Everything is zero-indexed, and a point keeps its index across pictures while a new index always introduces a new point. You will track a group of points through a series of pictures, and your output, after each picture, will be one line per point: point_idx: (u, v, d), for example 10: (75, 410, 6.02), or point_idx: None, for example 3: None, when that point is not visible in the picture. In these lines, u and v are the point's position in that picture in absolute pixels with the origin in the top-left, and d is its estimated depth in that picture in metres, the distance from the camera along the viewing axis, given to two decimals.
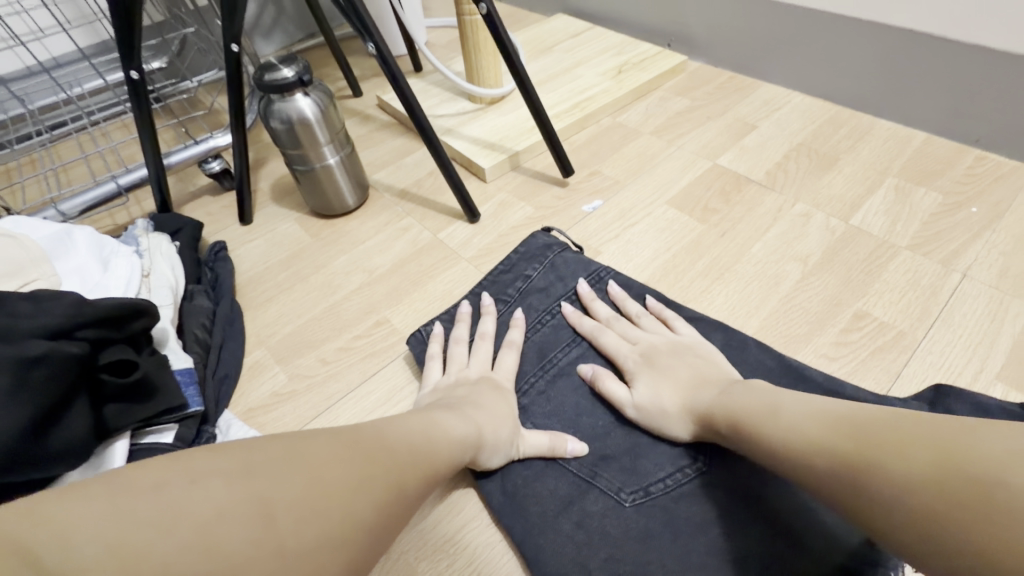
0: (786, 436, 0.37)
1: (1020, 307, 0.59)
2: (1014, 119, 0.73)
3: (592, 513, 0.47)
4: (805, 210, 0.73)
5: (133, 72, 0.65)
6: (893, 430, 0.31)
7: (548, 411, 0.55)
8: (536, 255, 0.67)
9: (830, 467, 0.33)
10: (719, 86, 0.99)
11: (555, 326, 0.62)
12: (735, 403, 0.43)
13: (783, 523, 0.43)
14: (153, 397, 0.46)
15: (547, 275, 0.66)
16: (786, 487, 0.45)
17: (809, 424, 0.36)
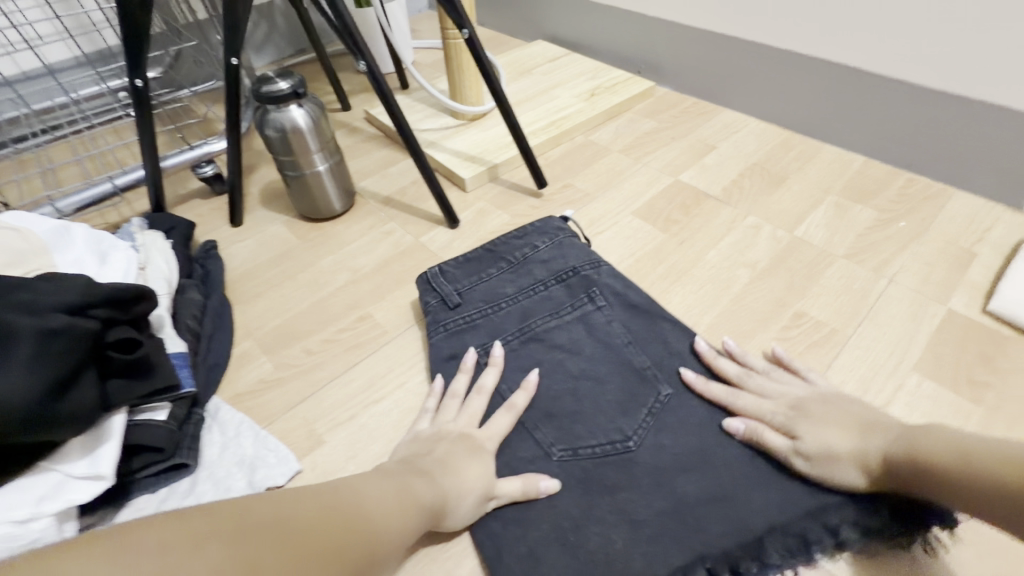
0: (994, 487, 0.35)
1: (937, 309, 0.67)
2: (937, 146, 0.83)
3: (521, 458, 0.53)
4: (756, 222, 0.81)
5: (138, 81, 0.70)
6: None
7: (515, 366, 0.61)
8: (548, 233, 0.72)
9: (1013, 496, 0.34)
10: (683, 110, 1.07)
11: (543, 297, 0.65)
12: (913, 446, 0.42)
13: (688, 511, 0.47)
14: (151, 376, 0.50)
15: (552, 250, 0.70)
16: (702, 476, 0.49)
17: (987, 458, 0.36)
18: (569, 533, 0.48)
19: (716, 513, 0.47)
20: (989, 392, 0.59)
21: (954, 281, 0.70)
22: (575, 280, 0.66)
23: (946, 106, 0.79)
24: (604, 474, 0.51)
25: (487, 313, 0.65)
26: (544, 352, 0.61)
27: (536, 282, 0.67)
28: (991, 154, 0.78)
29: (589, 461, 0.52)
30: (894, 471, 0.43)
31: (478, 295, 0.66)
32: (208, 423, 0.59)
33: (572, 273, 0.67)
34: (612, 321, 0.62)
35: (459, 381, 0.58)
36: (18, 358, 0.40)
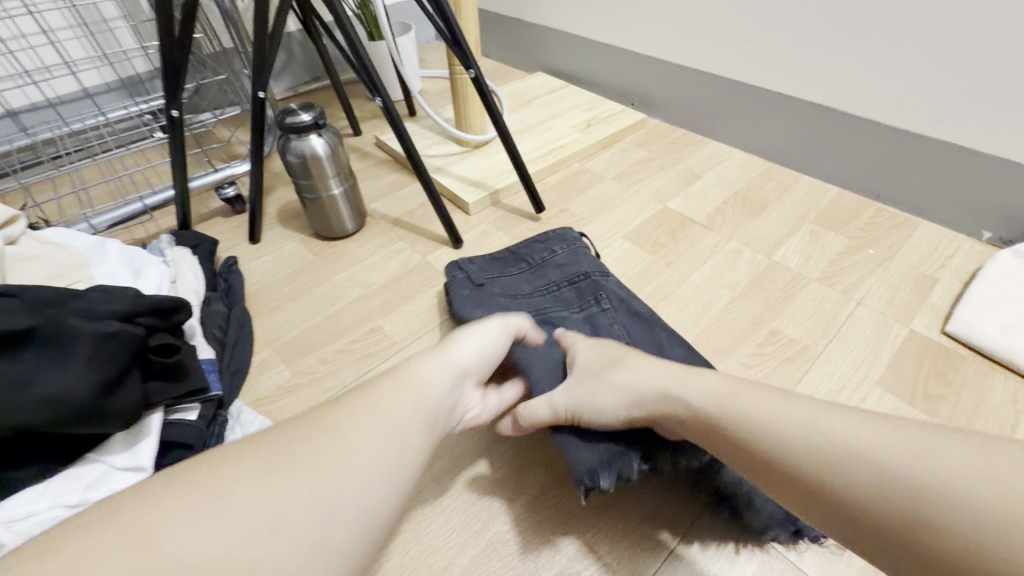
0: (799, 453, 0.37)
1: (900, 329, 0.73)
2: (905, 179, 0.90)
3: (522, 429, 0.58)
4: (737, 247, 0.88)
5: (174, 111, 0.77)
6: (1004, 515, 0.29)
7: None
8: (566, 241, 0.80)
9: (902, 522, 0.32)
10: (672, 141, 1.15)
11: (555, 297, 0.73)
12: (737, 394, 0.43)
13: None
14: (184, 379, 0.56)
15: (566, 257, 0.77)
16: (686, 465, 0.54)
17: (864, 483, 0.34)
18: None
19: None
20: (943, 405, 0.64)
21: (916, 304, 0.77)
22: (584, 284, 0.73)
23: (910, 143, 0.87)
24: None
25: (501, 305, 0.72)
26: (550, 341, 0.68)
27: (551, 282, 0.74)
28: (952, 188, 0.85)
29: None
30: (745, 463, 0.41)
31: (497, 289, 0.75)
32: (230, 424, 0.64)
33: (583, 278, 0.74)
34: (614, 320, 0.68)
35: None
36: (79, 357, 0.46)
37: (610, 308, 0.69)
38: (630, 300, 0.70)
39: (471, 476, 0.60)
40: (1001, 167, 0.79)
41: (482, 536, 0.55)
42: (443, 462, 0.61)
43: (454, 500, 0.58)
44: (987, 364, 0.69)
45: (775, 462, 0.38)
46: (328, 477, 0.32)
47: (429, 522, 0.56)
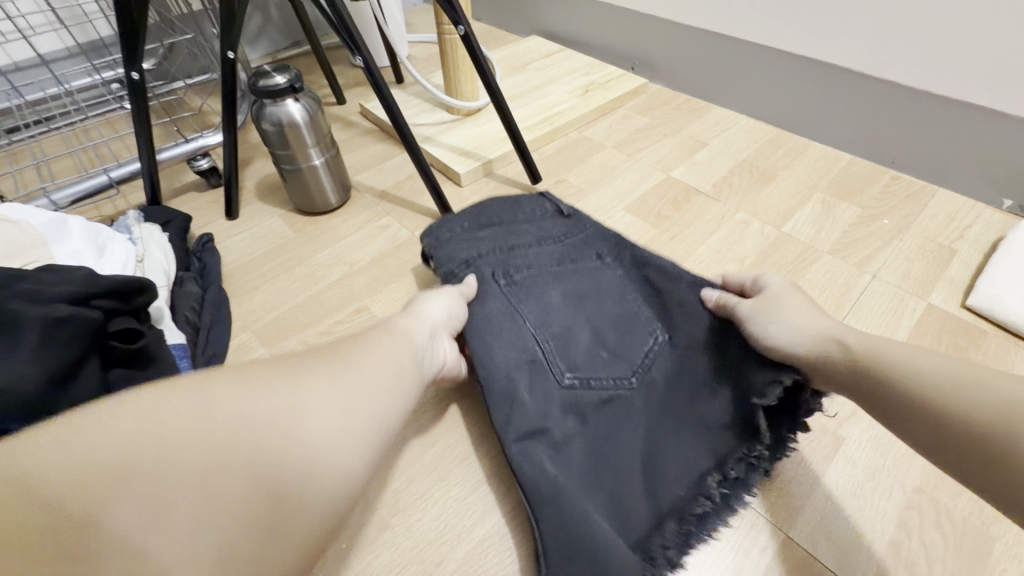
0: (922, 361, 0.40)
1: (917, 303, 0.69)
2: (923, 144, 0.85)
3: (531, 388, 0.54)
4: (745, 218, 0.83)
5: (135, 73, 0.71)
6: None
7: (524, 301, 0.61)
8: (545, 192, 0.75)
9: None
10: (675, 107, 1.09)
11: (552, 247, 0.67)
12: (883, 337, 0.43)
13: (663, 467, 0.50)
14: (153, 365, 0.51)
15: (551, 206, 0.72)
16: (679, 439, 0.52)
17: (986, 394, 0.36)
18: (558, 485, 0.47)
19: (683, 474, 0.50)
20: None
21: (934, 276, 0.73)
22: (592, 231, 0.69)
23: (929, 106, 0.81)
24: (600, 418, 0.53)
25: (505, 252, 0.65)
26: (556, 286, 0.63)
27: (552, 232, 0.69)
28: (971, 153, 0.80)
29: (591, 401, 0.54)
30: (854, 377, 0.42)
31: (494, 232, 0.68)
32: None
33: (575, 230, 0.69)
34: (625, 268, 0.64)
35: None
36: (27, 346, 0.41)
37: (619, 258, 0.66)
38: (642, 249, 0.66)
39: (464, 466, 0.56)
40: None
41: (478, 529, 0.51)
42: (434, 449, 0.58)
43: (448, 492, 0.54)
44: (1010, 338, 0.65)
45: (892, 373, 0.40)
46: (268, 441, 0.31)
47: (421, 517, 0.52)
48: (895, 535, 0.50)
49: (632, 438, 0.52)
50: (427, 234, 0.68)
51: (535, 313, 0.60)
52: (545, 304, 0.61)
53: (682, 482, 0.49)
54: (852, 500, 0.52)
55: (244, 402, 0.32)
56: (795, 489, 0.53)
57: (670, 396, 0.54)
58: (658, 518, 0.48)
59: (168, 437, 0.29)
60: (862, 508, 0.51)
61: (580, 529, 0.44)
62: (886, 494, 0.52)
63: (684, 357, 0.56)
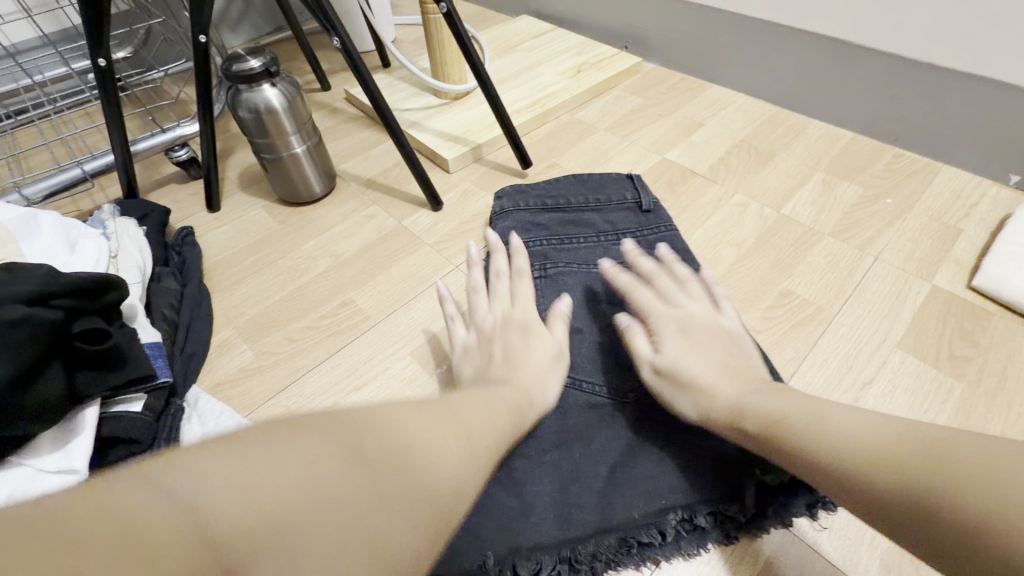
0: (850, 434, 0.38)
1: (921, 285, 0.67)
2: (928, 120, 0.82)
3: None
4: (743, 200, 0.80)
5: (101, 60, 0.67)
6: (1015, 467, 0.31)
7: (554, 294, 0.65)
8: (616, 188, 0.77)
9: (911, 491, 0.33)
10: (670, 86, 1.05)
11: (605, 246, 0.70)
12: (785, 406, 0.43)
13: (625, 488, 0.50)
14: (123, 366, 0.49)
15: (618, 213, 0.74)
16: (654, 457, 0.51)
17: (870, 432, 0.37)
18: (513, 480, 0.51)
19: (641, 496, 0.49)
20: (970, 367, 0.59)
21: (938, 257, 0.70)
22: (652, 239, 0.71)
23: (933, 79, 0.78)
24: (581, 423, 0.54)
25: (560, 242, 0.71)
26: (587, 282, 0.66)
27: (615, 228, 0.72)
28: (975, 127, 0.78)
29: (585, 409, 0.55)
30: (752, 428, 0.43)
31: (558, 219, 0.74)
32: (187, 412, 0.58)
33: (633, 235, 0.71)
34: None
35: (477, 274, 0.62)
36: None
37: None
38: (697, 273, 0.66)
39: None
40: None
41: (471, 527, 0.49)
42: None
43: None
44: (1018, 320, 0.63)
45: (791, 421, 0.41)
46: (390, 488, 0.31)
47: None
48: None
49: (606, 453, 0.52)
50: (498, 199, 0.77)
51: (554, 308, 0.64)
52: (568, 301, 0.65)
53: (635, 510, 0.49)
54: None
55: (365, 430, 0.32)
56: None
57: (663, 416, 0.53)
58: (597, 533, 0.48)
59: (299, 469, 0.28)
60: None
61: (502, 529, 0.48)
62: None
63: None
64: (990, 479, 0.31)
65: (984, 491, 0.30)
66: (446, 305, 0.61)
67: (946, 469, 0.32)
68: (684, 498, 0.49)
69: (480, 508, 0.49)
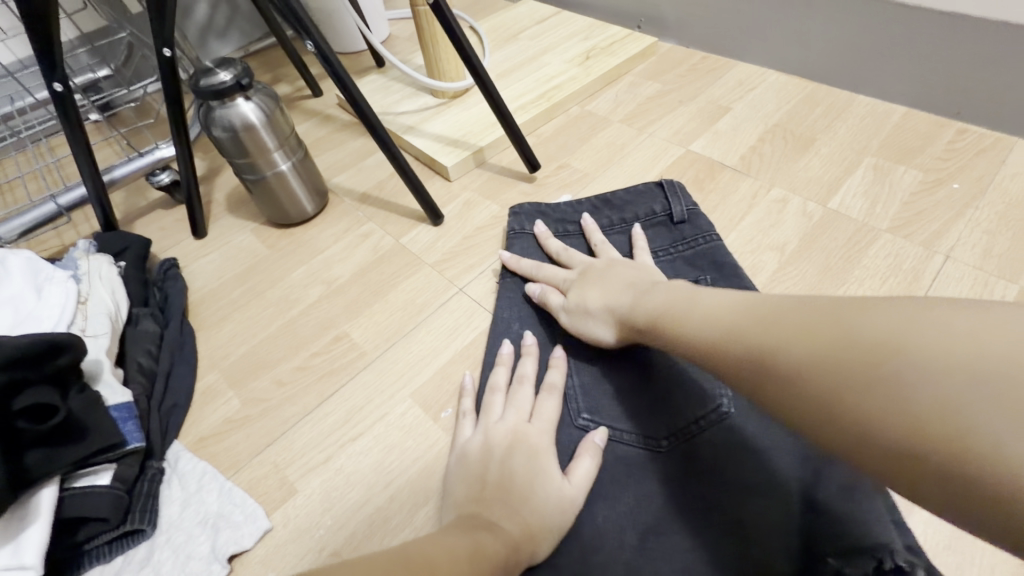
0: (707, 329, 0.38)
1: (1005, 289, 0.57)
2: (1000, 89, 0.70)
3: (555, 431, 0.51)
4: (782, 194, 0.70)
5: (58, 85, 0.61)
6: (835, 321, 0.30)
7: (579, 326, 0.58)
8: (649, 195, 0.69)
9: (747, 355, 0.34)
10: (691, 68, 0.95)
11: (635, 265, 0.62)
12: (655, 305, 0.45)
13: (660, 562, 0.44)
14: (84, 438, 0.44)
15: (650, 225, 0.66)
16: (689, 525, 0.45)
17: (732, 315, 0.37)
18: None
19: (674, 570, 0.43)
20: None
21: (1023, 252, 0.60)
22: (690, 254, 0.62)
23: (1007, 39, 0.66)
24: (608, 480, 0.48)
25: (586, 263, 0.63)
26: None
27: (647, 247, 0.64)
28: None
29: (610, 462, 0.49)
30: (637, 327, 0.46)
31: (581, 238, 0.66)
32: (167, 475, 0.52)
33: (669, 252, 0.63)
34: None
35: (501, 374, 0.54)
36: None
37: None
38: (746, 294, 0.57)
39: None
40: None
41: None
42: (427, 508, 0.48)
43: None
44: None
45: (666, 317, 0.43)
46: None
47: None
48: None
49: (636, 517, 0.46)
50: (516, 213, 0.70)
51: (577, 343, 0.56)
52: None
53: None
54: (947, 556, 0.42)
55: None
56: None
57: (704, 471, 0.47)
58: None
59: None
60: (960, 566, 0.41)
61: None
62: (988, 547, 0.42)
63: (743, 459, 0.47)
64: (818, 340, 0.30)
65: (803, 351, 0.30)
66: (463, 399, 0.53)
67: (782, 334, 0.32)
68: (729, 575, 0.42)
69: None
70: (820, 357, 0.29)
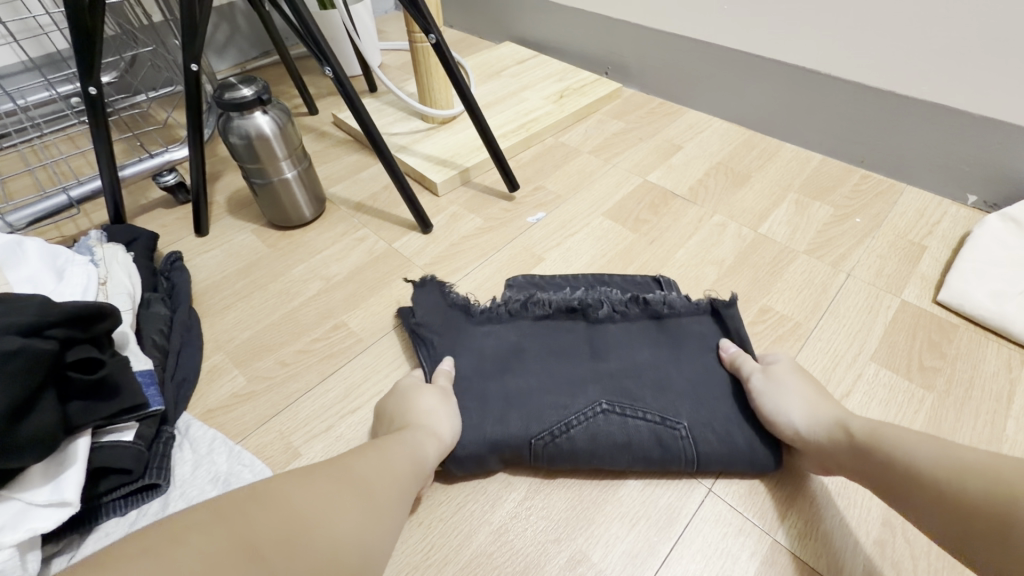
0: (899, 443, 0.42)
1: (891, 300, 0.71)
2: (891, 144, 0.87)
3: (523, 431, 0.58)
4: (722, 220, 0.83)
5: (92, 88, 0.69)
6: (996, 465, 0.36)
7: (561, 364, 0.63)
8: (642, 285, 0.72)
9: (913, 468, 0.40)
10: (650, 111, 1.10)
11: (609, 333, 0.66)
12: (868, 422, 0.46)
13: (602, 524, 0.52)
14: (116, 395, 0.50)
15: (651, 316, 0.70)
16: (628, 495, 0.54)
17: (934, 447, 0.40)
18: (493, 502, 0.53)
19: (613, 528, 0.51)
20: (939, 378, 0.62)
21: (906, 274, 0.74)
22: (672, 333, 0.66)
23: (893, 104, 0.83)
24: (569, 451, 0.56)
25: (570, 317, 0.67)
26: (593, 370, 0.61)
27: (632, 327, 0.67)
28: (934, 151, 0.83)
29: None
30: (840, 446, 0.46)
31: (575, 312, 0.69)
32: (178, 440, 0.58)
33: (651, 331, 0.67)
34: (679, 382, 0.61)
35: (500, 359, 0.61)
36: None
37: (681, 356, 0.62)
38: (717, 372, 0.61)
39: (448, 484, 0.55)
40: (986, 126, 0.76)
41: (463, 551, 0.50)
42: None
43: (433, 512, 0.53)
44: (981, 333, 0.67)
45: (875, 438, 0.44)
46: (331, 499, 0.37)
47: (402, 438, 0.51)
48: (881, 533, 0.49)
49: (585, 489, 0.54)
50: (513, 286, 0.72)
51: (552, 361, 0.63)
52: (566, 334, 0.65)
53: (610, 544, 0.50)
54: (834, 501, 0.52)
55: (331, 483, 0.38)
56: (777, 527, 0.50)
57: None
58: (569, 564, 0.49)
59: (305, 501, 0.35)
60: (847, 507, 0.51)
61: (478, 557, 0.50)
62: (868, 493, 0.52)
63: (708, 435, 0.53)
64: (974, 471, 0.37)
65: (967, 477, 0.37)
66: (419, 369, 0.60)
67: (957, 467, 0.38)
68: (659, 534, 0.51)
69: (463, 533, 0.51)
70: (973, 480, 0.36)
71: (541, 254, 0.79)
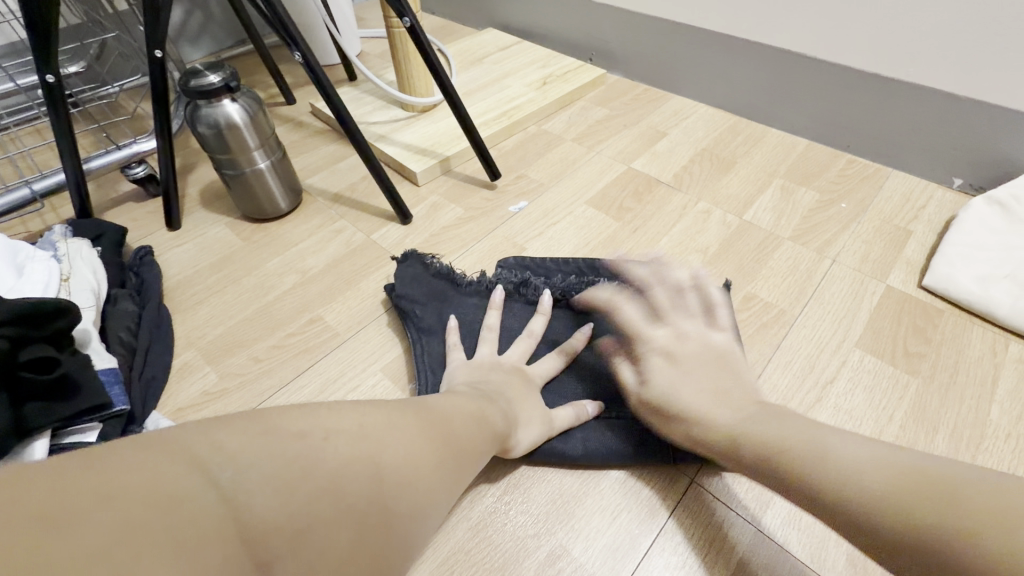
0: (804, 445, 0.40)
1: (876, 286, 0.70)
2: (876, 128, 0.86)
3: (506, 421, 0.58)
4: (706, 207, 0.82)
5: (50, 76, 0.66)
6: (906, 463, 0.36)
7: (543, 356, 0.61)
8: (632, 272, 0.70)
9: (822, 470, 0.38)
10: (634, 98, 1.08)
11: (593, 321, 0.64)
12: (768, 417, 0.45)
13: (583, 517, 0.51)
14: (76, 395, 0.48)
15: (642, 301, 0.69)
16: (611, 488, 0.53)
17: (841, 446, 0.39)
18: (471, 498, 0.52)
19: (596, 522, 0.50)
20: (923, 363, 0.62)
21: (891, 259, 0.73)
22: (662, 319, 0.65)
23: (878, 87, 0.82)
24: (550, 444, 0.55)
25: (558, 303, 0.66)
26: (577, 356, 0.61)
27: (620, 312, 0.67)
28: (920, 135, 0.82)
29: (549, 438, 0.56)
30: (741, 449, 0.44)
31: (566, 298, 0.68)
32: None
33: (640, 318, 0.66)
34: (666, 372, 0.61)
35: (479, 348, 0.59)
36: None
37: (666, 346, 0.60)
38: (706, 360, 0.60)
39: None
40: (971, 108, 0.75)
41: (442, 547, 0.49)
42: None
43: None
44: (966, 317, 0.66)
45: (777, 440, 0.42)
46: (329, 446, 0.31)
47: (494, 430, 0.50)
48: None
49: (568, 483, 0.53)
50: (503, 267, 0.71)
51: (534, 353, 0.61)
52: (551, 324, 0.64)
53: (591, 539, 0.49)
54: None
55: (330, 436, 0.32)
56: (762, 518, 0.50)
57: None
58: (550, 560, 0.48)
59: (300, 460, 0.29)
60: None
61: (457, 554, 0.48)
62: None
63: None
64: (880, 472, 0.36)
65: (874, 480, 0.36)
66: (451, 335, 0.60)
67: (866, 467, 0.37)
68: (641, 527, 0.50)
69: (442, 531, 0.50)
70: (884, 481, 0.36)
71: (523, 244, 0.77)
